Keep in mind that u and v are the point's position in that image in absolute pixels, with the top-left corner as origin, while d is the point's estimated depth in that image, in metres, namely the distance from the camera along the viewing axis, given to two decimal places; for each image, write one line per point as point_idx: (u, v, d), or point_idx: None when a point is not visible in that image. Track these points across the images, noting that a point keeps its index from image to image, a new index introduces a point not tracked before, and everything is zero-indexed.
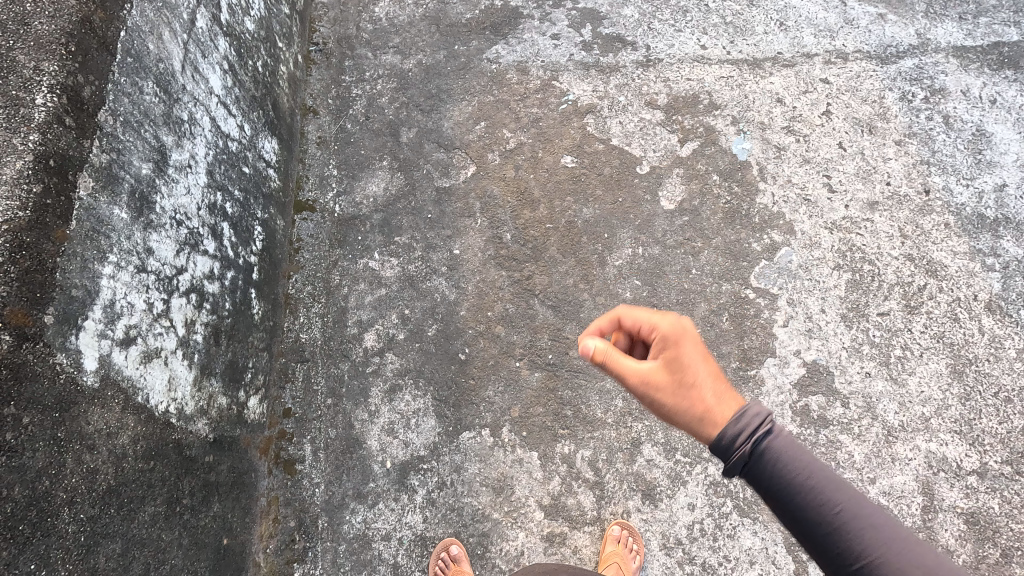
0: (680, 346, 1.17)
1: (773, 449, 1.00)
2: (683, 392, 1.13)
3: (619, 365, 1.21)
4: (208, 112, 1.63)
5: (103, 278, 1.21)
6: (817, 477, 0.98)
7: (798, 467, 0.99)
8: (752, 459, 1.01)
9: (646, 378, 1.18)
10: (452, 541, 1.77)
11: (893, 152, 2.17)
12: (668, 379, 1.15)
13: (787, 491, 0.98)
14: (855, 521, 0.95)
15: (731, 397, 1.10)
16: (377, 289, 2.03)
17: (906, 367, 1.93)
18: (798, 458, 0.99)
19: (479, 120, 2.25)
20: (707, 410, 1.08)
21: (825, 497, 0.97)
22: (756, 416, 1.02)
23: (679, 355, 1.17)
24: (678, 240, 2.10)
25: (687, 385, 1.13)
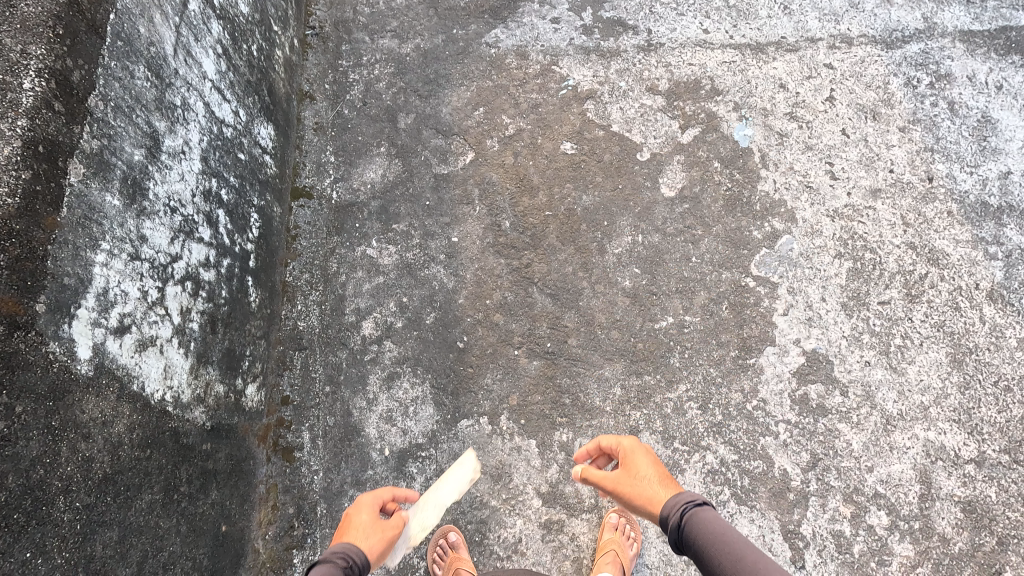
0: (636, 456, 1.43)
1: (695, 515, 1.25)
2: (637, 483, 1.38)
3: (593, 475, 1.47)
4: (202, 97, 1.61)
5: (96, 266, 1.20)
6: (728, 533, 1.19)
7: (715, 527, 1.21)
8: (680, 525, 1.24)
9: (610, 479, 1.43)
10: (450, 528, 1.79)
11: (896, 139, 2.14)
12: (625, 477, 1.41)
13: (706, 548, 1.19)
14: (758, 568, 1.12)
15: (674, 488, 1.35)
16: (375, 276, 2.02)
17: (905, 355, 1.92)
18: (716, 522, 1.22)
19: (478, 106, 2.23)
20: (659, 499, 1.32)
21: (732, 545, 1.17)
22: (686, 498, 1.28)
23: (635, 457, 1.44)
24: (678, 228, 2.08)
25: (639, 478, 1.38)
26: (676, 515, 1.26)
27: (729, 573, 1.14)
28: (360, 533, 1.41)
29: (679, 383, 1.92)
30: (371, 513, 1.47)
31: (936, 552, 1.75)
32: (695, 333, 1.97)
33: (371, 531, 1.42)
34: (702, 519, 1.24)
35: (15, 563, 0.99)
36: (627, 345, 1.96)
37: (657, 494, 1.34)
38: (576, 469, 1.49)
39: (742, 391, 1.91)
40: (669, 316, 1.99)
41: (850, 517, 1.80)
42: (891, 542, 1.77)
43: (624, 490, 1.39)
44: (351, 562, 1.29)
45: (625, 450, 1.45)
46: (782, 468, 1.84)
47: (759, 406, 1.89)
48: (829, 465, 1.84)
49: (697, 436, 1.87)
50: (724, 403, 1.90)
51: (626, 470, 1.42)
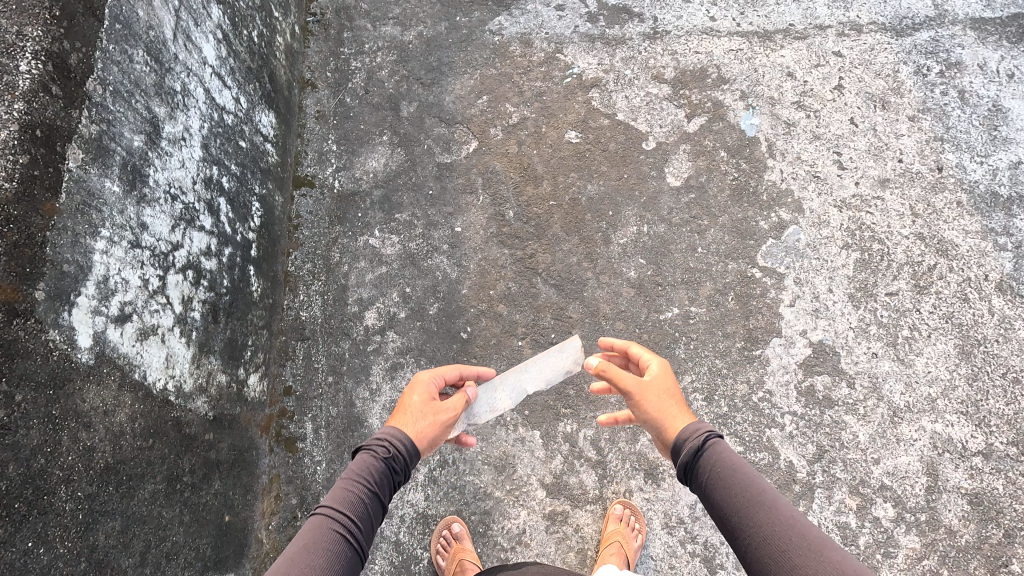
0: (663, 375, 1.39)
1: (715, 445, 1.22)
2: (660, 399, 1.35)
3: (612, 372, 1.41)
4: (202, 84, 1.58)
5: (96, 254, 1.18)
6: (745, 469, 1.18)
7: (735, 461, 1.19)
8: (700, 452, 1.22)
9: (632, 383, 1.38)
10: (454, 519, 1.77)
11: (905, 128, 2.11)
12: (647, 388, 1.36)
13: (722, 479, 1.17)
14: (770, 507, 1.12)
15: (691, 415, 1.33)
16: (377, 266, 2.01)
17: (913, 347, 1.91)
18: (735, 457, 1.20)
19: (481, 94, 2.20)
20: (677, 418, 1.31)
21: (750, 481, 1.16)
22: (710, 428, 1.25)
23: (662, 377, 1.39)
24: (683, 218, 2.05)
25: (661, 396, 1.35)
26: (695, 438, 1.23)
27: (743, 504, 1.13)
28: (413, 412, 1.34)
29: (684, 375, 1.90)
30: (425, 394, 1.40)
31: (942, 544, 1.75)
32: (700, 325, 1.95)
33: (428, 408, 1.36)
34: (718, 449, 1.21)
35: (17, 552, 0.98)
36: (632, 336, 1.94)
37: (676, 421, 1.31)
38: (596, 362, 1.42)
39: (748, 383, 1.89)
40: (675, 307, 1.97)
41: (856, 509, 1.79)
42: (897, 534, 1.76)
43: (642, 403, 1.35)
44: (393, 453, 1.23)
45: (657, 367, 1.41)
46: (787, 460, 1.83)
47: (764, 398, 1.88)
48: (835, 457, 1.83)
49: None
50: (729, 395, 1.88)
51: (650, 385, 1.37)
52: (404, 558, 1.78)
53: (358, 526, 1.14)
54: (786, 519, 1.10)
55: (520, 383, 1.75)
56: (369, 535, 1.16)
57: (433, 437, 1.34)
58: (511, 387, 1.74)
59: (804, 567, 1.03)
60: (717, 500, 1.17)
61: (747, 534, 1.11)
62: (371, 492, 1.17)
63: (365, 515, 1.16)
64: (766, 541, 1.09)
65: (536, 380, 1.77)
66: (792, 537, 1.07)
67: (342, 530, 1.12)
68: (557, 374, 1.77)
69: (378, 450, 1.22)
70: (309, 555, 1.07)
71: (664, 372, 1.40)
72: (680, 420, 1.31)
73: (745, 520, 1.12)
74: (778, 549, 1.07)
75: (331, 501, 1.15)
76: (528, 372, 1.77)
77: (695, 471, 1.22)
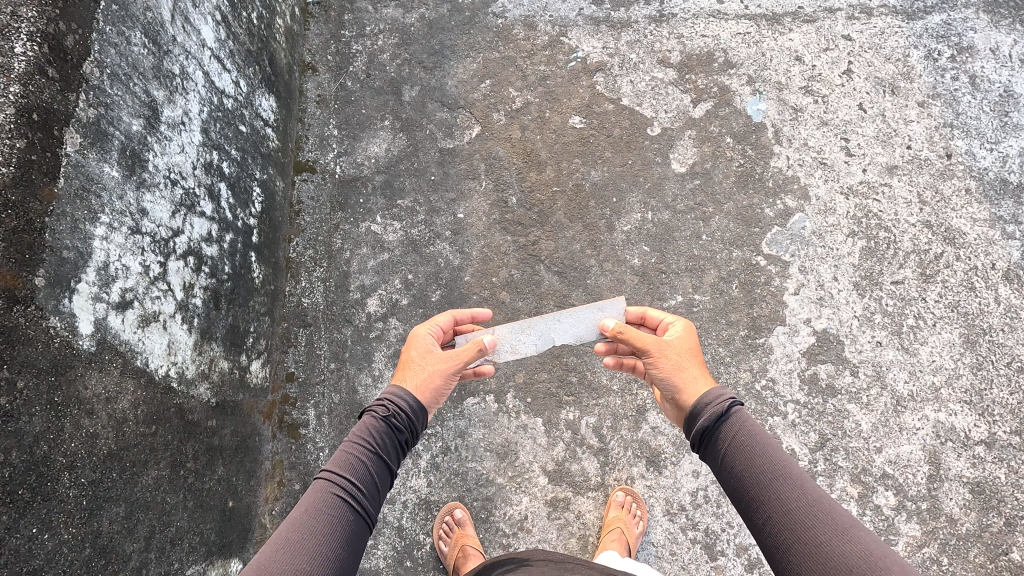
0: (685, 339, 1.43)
1: (737, 416, 1.22)
2: (678, 359, 1.38)
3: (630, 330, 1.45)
4: (201, 67, 1.56)
5: (96, 240, 1.17)
6: (767, 442, 1.17)
7: (758, 434, 1.19)
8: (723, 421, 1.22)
9: (650, 342, 1.41)
10: (456, 505, 1.78)
11: (915, 114, 2.08)
12: (665, 347, 1.40)
13: (744, 449, 1.17)
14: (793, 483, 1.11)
15: (708, 377, 1.35)
16: (379, 253, 1.99)
17: (918, 336, 1.89)
18: (756, 430, 1.20)
19: (484, 78, 2.16)
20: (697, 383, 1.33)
21: (773, 455, 1.15)
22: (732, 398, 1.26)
23: (684, 341, 1.43)
24: (688, 205, 2.03)
25: (677, 355, 1.39)
26: (714, 400, 1.24)
27: (765, 477, 1.13)
28: (415, 368, 1.37)
29: None
30: (423, 350, 1.42)
31: (943, 532, 1.75)
32: (704, 313, 1.94)
33: (429, 361, 1.39)
34: (738, 419, 1.22)
35: (21, 539, 0.98)
36: None
37: (694, 383, 1.33)
38: (615, 322, 1.46)
39: (751, 371, 1.89)
40: (678, 295, 1.96)
41: (858, 497, 1.79)
42: (897, 522, 1.77)
43: (659, 361, 1.39)
44: (393, 411, 1.25)
45: (680, 329, 1.46)
46: (790, 448, 1.83)
47: (768, 386, 1.87)
48: (837, 445, 1.83)
49: None
50: (732, 383, 1.88)
51: (671, 346, 1.41)
52: (407, 544, 1.79)
53: (360, 489, 1.15)
54: (810, 495, 1.09)
55: (549, 334, 1.67)
56: (374, 498, 1.17)
57: (435, 391, 1.36)
58: (540, 335, 1.67)
59: (826, 544, 1.03)
60: (735, 467, 1.17)
61: (767, 509, 1.11)
62: (372, 453, 1.19)
63: (369, 480, 1.16)
64: (788, 517, 1.08)
65: (570, 334, 1.67)
66: (815, 514, 1.07)
67: (341, 494, 1.12)
68: (593, 332, 1.65)
69: (379, 411, 1.24)
70: (309, 518, 1.08)
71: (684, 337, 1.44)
72: (695, 381, 1.34)
73: (765, 493, 1.12)
74: (799, 525, 1.07)
75: (334, 466, 1.16)
76: (562, 323, 1.67)
77: (712, 437, 1.23)
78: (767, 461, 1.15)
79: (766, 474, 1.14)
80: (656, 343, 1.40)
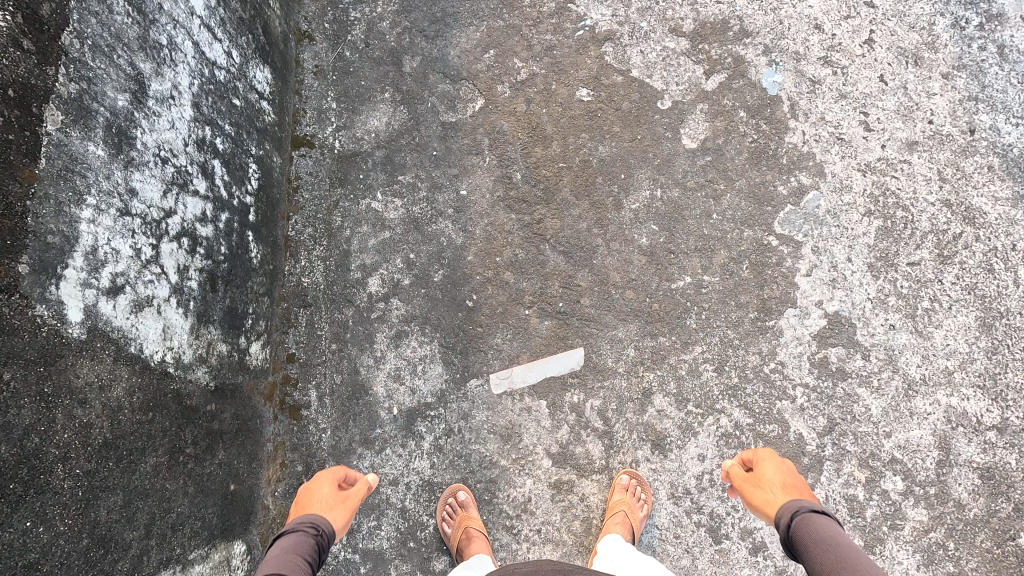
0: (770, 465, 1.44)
1: (802, 519, 1.24)
2: (767, 485, 1.40)
3: (733, 470, 1.53)
4: (190, 36, 1.48)
5: (83, 223, 1.12)
6: (825, 536, 1.18)
7: (820, 531, 1.19)
8: (789, 526, 1.25)
9: (742, 476, 1.48)
10: (460, 487, 1.76)
11: (938, 87, 1.98)
12: (756, 476, 1.45)
13: (807, 547, 1.18)
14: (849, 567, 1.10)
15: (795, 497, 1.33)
16: (380, 231, 1.94)
17: (933, 319, 1.84)
18: (823, 531, 1.19)
19: (488, 48, 2.07)
20: (778, 499, 1.35)
21: (831, 544, 1.15)
22: (800, 506, 1.28)
23: (779, 468, 1.44)
24: (699, 182, 1.96)
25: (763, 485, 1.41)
26: (785, 515, 1.28)
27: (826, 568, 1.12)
28: (329, 501, 1.45)
29: (695, 345, 1.86)
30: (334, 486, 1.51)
31: (951, 517, 1.74)
32: (713, 294, 1.89)
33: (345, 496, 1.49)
34: (804, 525, 1.22)
35: (15, 533, 0.97)
36: (642, 306, 1.89)
37: (775, 503, 1.34)
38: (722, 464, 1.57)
39: (760, 354, 1.85)
40: (687, 275, 1.91)
41: (865, 482, 1.77)
42: (904, 507, 1.75)
43: (749, 489, 1.44)
44: (322, 530, 1.33)
45: (762, 455, 1.50)
46: (798, 433, 1.80)
47: (776, 369, 1.84)
48: (846, 430, 1.80)
49: (712, 398, 1.82)
50: (740, 366, 1.84)
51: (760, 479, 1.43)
52: (410, 524, 1.77)
53: None
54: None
55: (551, 365, 1.86)
56: None
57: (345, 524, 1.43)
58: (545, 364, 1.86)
59: None
60: (810, 569, 1.16)
61: None
62: (306, 562, 1.23)
63: None
64: None
65: (567, 362, 1.86)
66: None
67: None
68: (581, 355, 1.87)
69: (305, 529, 1.31)
70: None
71: (770, 464, 1.46)
72: (780, 504, 1.34)
73: None
74: None
75: (268, 566, 1.16)
76: (561, 355, 1.86)
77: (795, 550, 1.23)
78: (823, 551, 1.15)
79: (825, 563, 1.13)
80: (746, 477, 1.46)
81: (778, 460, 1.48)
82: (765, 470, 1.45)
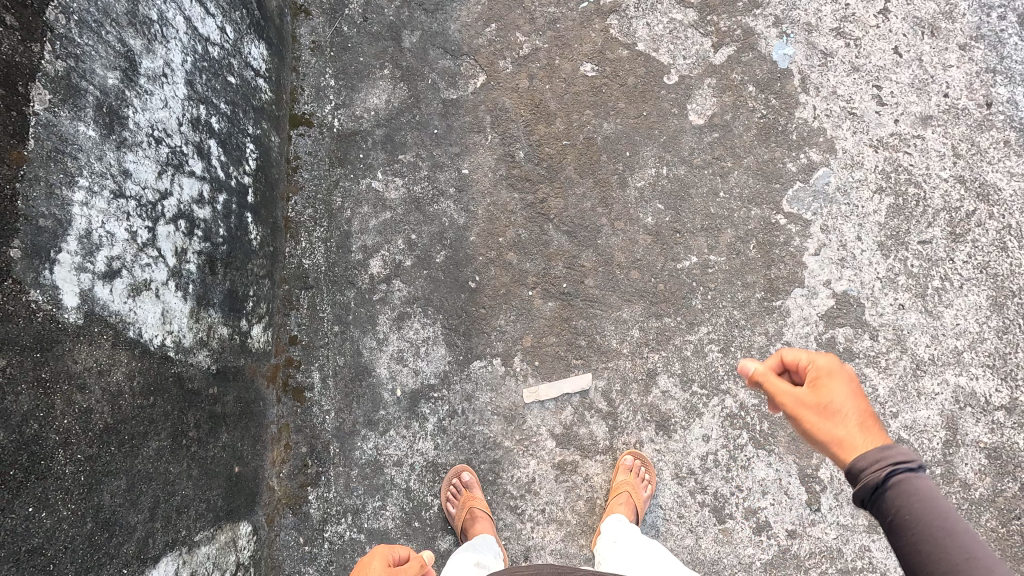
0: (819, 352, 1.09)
1: (903, 486, 0.89)
2: (834, 422, 1.00)
3: (770, 385, 1.10)
4: (181, 11, 1.44)
5: (75, 206, 1.11)
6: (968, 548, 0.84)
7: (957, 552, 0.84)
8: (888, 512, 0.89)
9: (791, 398, 1.07)
10: (464, 468, 1.76)
11: (955, 58, 1.91)
12: (812, 400, 1.04)
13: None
14: None
15: (880, 436, 0.97)
16: (381, 212, 1.91)
17: (943, 298, 1.81)
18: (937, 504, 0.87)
19: (489, 22, 2.01)
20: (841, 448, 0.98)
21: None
22: (886, 451, 0.91)
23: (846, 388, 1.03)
24: (706, 159, 1.92)
25: (833, 416, 1.01)
26: (880, 477, 0.90)
27: None
28: None
29: (701, 325, 1.84)
30: None
31: (956, 497, 1.73)
32: (719, 274, 1.86)
33: None
34: (911, 492, 0.88)
35: (18, 518, 0.98)
36: (648, 287, 1.86)
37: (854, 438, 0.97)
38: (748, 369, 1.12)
39: (766, 334, 1.83)
40: (693, 255, 1.88)
41: None
42: None
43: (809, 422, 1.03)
44: None
45: (822, 371, 1.06)
46: None
47: (782, 349, 1.82)
48: None
49: (718, 379, 1.81)
50: (746, 346, 1.82)
51: (816, 383, 1.06)
52: (415, 505, 1.77)
53: None
54: None
55: (570, 385, 1.82)
56: None
57: None
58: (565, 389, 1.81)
59: None
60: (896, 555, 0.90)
61: None
62: None
63: None
64: None
65: (584, 379, 1.82)
66: None
67: None
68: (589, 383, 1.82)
69: None
70: None
71: (843, 383, 1.04)
72: (859, 448, 0.96)
73: None
74: None
75: None
76: (579, 379, 1.82)
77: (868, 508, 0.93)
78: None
79: None
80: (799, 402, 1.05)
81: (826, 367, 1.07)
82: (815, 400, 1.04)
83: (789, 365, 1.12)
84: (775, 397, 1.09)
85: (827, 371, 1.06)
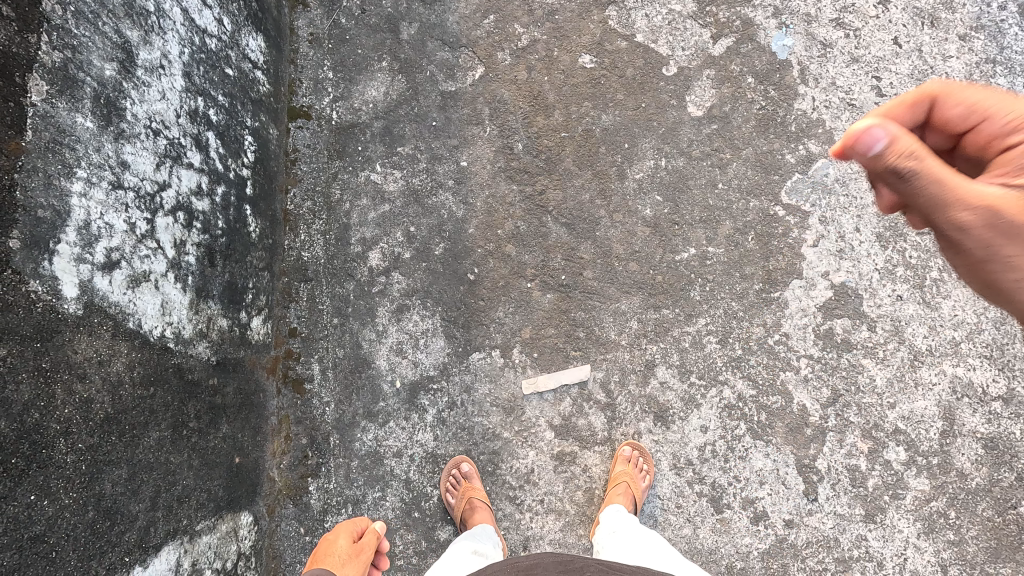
0: (998, 92, 0.91)
1: None
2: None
3: (937, 164, 0.87)
4: (178, 2, 1.44)
5: (74, 197, 1.11)
6: None
7: None
8: None
9: (985, 197, 0.87)
10: (463, 459, 1.77)
11: (954, 49, 1.91)
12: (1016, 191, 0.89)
13: None
14: None
15: None
16: (379, 204, 1.91)
17: (941, 290, 1.81)
18: None
19: (487, 14, 2.00)
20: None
21: None
22: None
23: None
24: (705, 151, 1.92)
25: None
26: None
27: None
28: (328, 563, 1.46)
29: (699, 317, 1.84)
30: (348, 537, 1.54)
31: (953, 487, 1.74)
32: (718, 265, 1.87)
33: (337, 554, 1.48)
34: None
35: (20, 506, 0.99)
36: (646, 279, 1.87)
37: None
38: (894, 136, 0.85)
39: (764, 325, 1.83)
40: (692, 247, 1.88)
41: (867, 453, 1.77)
42: (907, 476, 1.75)
43: (1006, 222, 0.87)
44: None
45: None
46: (801, 404, 1.80)
47: (781, 340, 1.82)
48: (850, 401, 1.80)
49: (716, 370, 1.81)
50: (744, 338, 1.83)
51: (1007, 162, 0.92)
52: (415, 495, 1.78)
53: None
54: None
55: (567, 376, 1.82)
56: None
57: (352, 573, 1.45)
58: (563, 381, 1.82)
59: None
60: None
61: None
62: None
63: None
64: None
65: (582, 370, 1.83)
66: None
67: None
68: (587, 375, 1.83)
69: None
70: None
71: None
72: None
73: None
74: None
75: None
76: (577, 371, 1.82)
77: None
78: None
79: None
80: (997, 197, 0.87)
81: (1013, 141, 0.91)
82: (1011, 198, 0.87)
83: (940, 111, 0.95)
84: (953, 192, 0.87)
85: (1011, 125, 0.92)
